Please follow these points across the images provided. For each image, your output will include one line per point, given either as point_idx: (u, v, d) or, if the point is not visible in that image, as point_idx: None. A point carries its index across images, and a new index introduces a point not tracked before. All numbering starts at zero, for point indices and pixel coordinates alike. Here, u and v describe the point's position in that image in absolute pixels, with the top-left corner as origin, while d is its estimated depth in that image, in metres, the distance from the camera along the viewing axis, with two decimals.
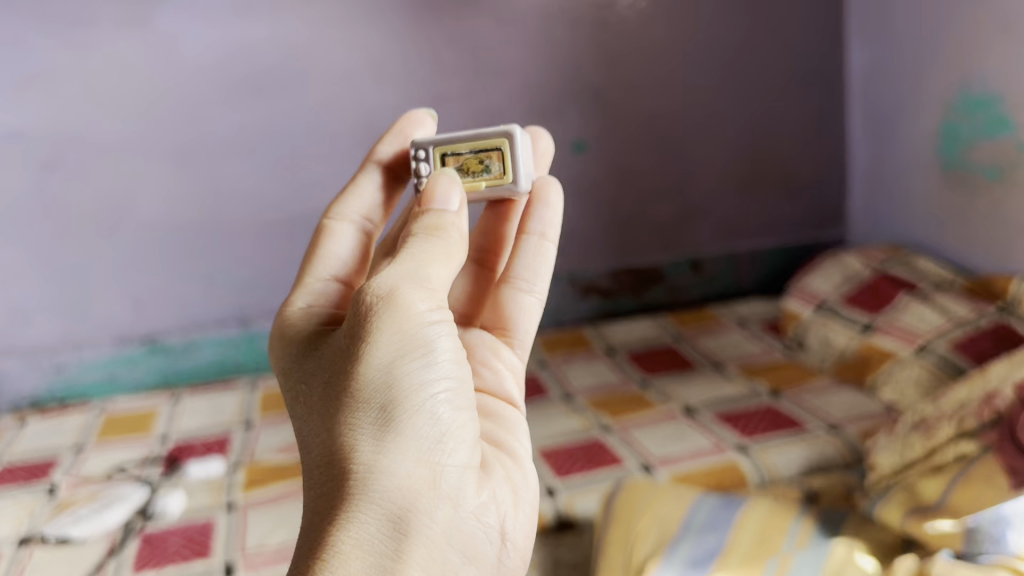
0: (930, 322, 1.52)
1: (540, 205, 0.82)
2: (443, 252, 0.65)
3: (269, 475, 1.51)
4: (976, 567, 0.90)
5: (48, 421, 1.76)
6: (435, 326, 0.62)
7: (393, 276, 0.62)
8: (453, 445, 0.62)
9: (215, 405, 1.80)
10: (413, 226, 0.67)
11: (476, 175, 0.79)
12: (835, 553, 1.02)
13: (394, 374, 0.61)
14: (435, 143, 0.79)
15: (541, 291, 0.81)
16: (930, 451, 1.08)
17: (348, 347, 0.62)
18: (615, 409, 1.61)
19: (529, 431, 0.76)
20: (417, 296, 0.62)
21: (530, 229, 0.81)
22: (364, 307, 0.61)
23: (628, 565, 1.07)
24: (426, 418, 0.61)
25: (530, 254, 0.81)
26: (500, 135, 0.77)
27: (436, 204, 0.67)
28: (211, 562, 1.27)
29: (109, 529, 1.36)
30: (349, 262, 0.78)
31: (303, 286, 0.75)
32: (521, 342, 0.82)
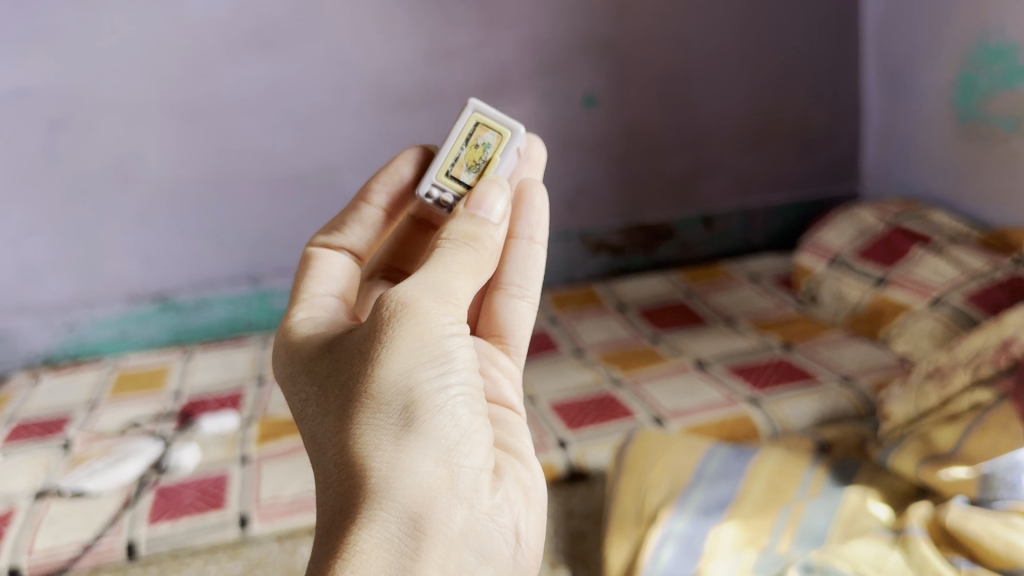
0: (943, 275, 1.50)
1: (526, 206, 0.78)
2: (473, 264, 0.65)
3: (282, 429, 1.52)
4: (991, 514, 0.89)
5: (62, 379, 1.78)
6: (455, 336, 0.61)
7: (415, 288, 0.61)
8: (472, 447, 0.60)
9: (227, 361, 1.81)
10: (447, 230, 0.67)
11: (486, 157, 0.79)
12: (849, 501, 1.02)
13: (415, 377, 0.59)
14: (434, 174, 0.79)
15: (533, 295, 0.78)
16: (946, 399, 1.08)
17: (364, 350, 0.60)
18: (626, 362, 1.61)
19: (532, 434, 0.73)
20: (437, 304, 0.61)
21: (519, 232, 0.78)
22: (385, 312, 0.60)
23: (640, 513, 1.07)
24: (445, 420, 0.59)
25: (521, 259, 0.78)
26: (469, 114, 0.79)
27: (479, 208, 0.68)
28: (226, 514, 1.28)
29: (124, 483, 1.37)
30: (341, 281, 0.76)
31: (302, 300, 0.73)
32: (517, 348, 0.79)
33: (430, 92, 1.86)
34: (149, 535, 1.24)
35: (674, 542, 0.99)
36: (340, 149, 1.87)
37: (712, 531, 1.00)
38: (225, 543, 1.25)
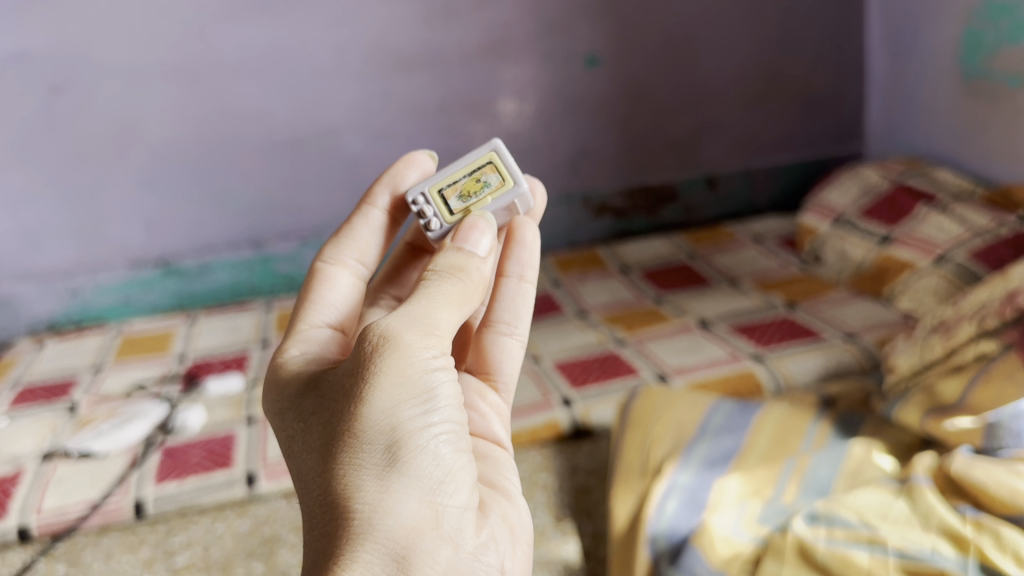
0: (947, 232, 1.50)
1: (517, 245, 0.77)
2: (458, 297, 0.61)
3: None
4: (996, 462, 0.89)
5: (66, 344, 1.79)
6: (439, 370, 0.57)
7: (398, 321, 0.57)
8: (456, 488, 0.57)
9: (231, 325, 1.82)
10: (433, 262, 0.64)
11: (480, 195, 0.78)
12: (854, 453, 1.02)
13: (398, 417, 0.55)
14: (429, 185, 0.78)
15: (522, 333, 0.78)
16: (950, 350, 1.08)
17: (349, 388, 0.57)
18: (630, 322, 1.62)
19: (517, 471, 0.71)
20: (420, 338, 0.57)
21: (508, 271, 0.77)
22: (368, 347, 0.56)
23: (645, 466, 1.08)
24: (429, 461, 0.56)
25: (509, 299, 0.77)
26: (487, 150, 0.78)
27: (465, 242, 0.65)
28: (233, 472, 1.29)
29: (130, 443, 1.38)
30: (341, 310, 0.74)
31: (296, 332, 0.70)
32: (506, 384, 0.78)
33: (431, 54, 1.85)
34: (156, 494, 1.26)
35: (679, 494, 1.00)
36: (340, 111, 1.86)
37: (716, 484, 1.01)
38: (233, 502, 1.26)
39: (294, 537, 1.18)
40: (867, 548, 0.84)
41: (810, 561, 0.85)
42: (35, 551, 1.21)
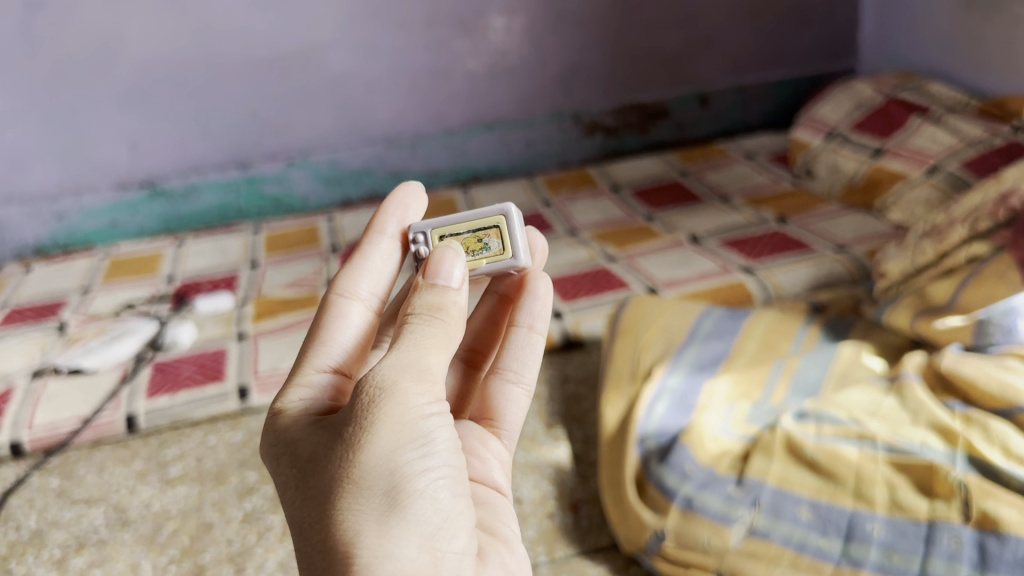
0: (941, 142, 1.48)
1: (528, 296, 0.72)
2: (443, 339, 0.53)
3: (277, 307, 1.52)
4: (986, 358, 0.89)
5: (54, 267, 1.78)
6: (436, 415, 0.51)
7: (392, 366, 0.50)
8: (455, 534, 0.51)
9: (219, 247, 1.81)
10: (410, 302, 0.55)
11: (475, 257, 0.67)
12: (844, 355, 1.03)
13: (396, 462, 0.49)
14: (432, 227, 0.66)
15: (530, 382, 0.71)
16: (942, 254, 1.07)
17: (342, 433, 0.50)
18: (621, 239, 1.61)
19: (518, 520, 0.62)
20: (417, 384, 0.50)
21: (519, 320, 0.72)
22: (363, 398, 0.49)
23: (635, 372, 1.08)
24: (429, 507, 0.49)
25: (518, 348, 0.72)
26: (496, 214, 0.66)
27: (438, 276, 0.55)
28: (225, 385, 1.29)
29: (120, 360, 1.38)
30: (350, 350, 0.61)
31: (297, 378, 0.58)
32: (509, 433, 0.70)
33: None
34: (147, 407, 1.26)
35: (669, 397, 1.01)
36: (325, 28, 1.81)
37: (705, 387, 1.01)
38: (225, 415, 1.26)
39: None
40: (856, 444, 0.85)
41: (798, 456, 0.86)
42: (28, 465, 1.21)
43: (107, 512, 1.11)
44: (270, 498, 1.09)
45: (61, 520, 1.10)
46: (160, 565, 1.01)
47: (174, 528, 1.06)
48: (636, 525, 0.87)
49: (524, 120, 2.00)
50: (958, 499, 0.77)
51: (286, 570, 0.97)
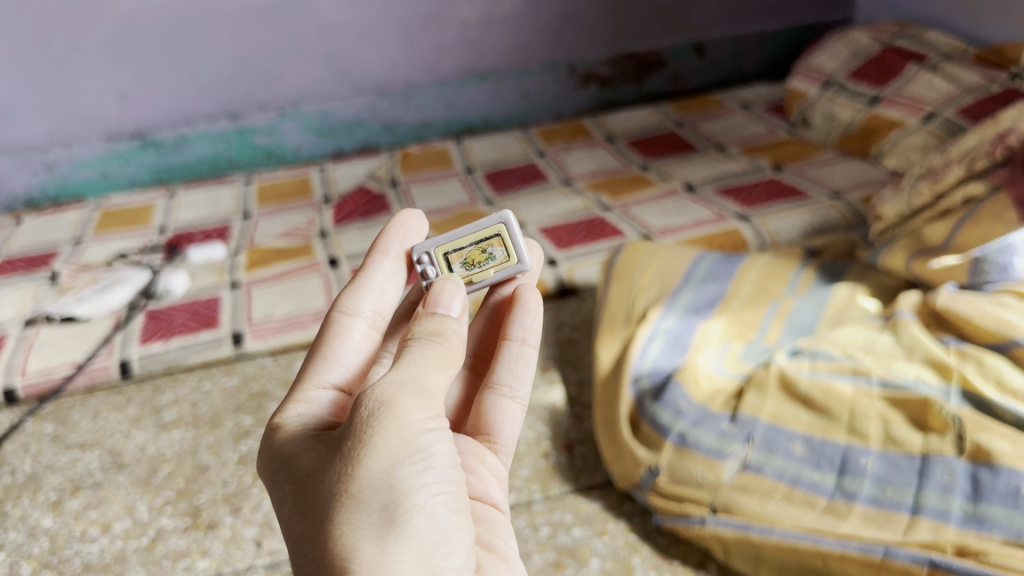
0: (937, 89, 1.47)
1: (519, 310, 0.70)
2: (442, 360, 0.53)
3: (270, 257, 1.51)
4: (981, 295, 0.89)
5: (45, 218, 1.77)
6: (434, 431, 0.51)
7: (390, 384, 0.50)
8: (453, 549, 0.50)
9: (211, 198, 1.80)
10: (410, 329, 0.56)
11: (482, 268, 0.69)
12: (839, 296, 1.03)
13: (395, 477, 0.48)
14: (435, 246, 0.69)
15: (524, 396, 0.70)
16: (938, 194, 1.07)
17: (340, 447, 0.49)
18: (616, 188, 1.60)
19: (515, 536, 0.62)
20: (415, 400, 0.50)
21: (511, 334, 0.70)
22: (362, 412, 0.49)
23: (630, 314, 1.08)
24: (426, 522, 0.49)
25: (512, 362, 0.70)
26: (496, 223, 0.69)
27: (438, 305, 0.57)
28: (219, 332, 1.29)
29: (113, 308, 1.38)
30: (351, 369, 0.61)
31: (298, 394, 0.58)
32: (505, 447, 0.69)
33: None
34: (141, 354, 1.26)
35: (663, 338, 1.01)
36: None
37: (700, 328, 1.02)
38: (219, 361, 1.26)
39: (283, 392, 1.19)
40: (851, 379, 0.86)
41: (792, 391, 0.87)
42: (22, 412, 1.21)
43: (102, 457, 1.11)
44: None
45: (56, 465, 1.10)
46: (156, 507, 1.01)
47: (169, 471, 1.06)
48: (631, 462, 0.88)
49: (517, 71, 1.99)
50: (951, 432, 0.78)
51: None
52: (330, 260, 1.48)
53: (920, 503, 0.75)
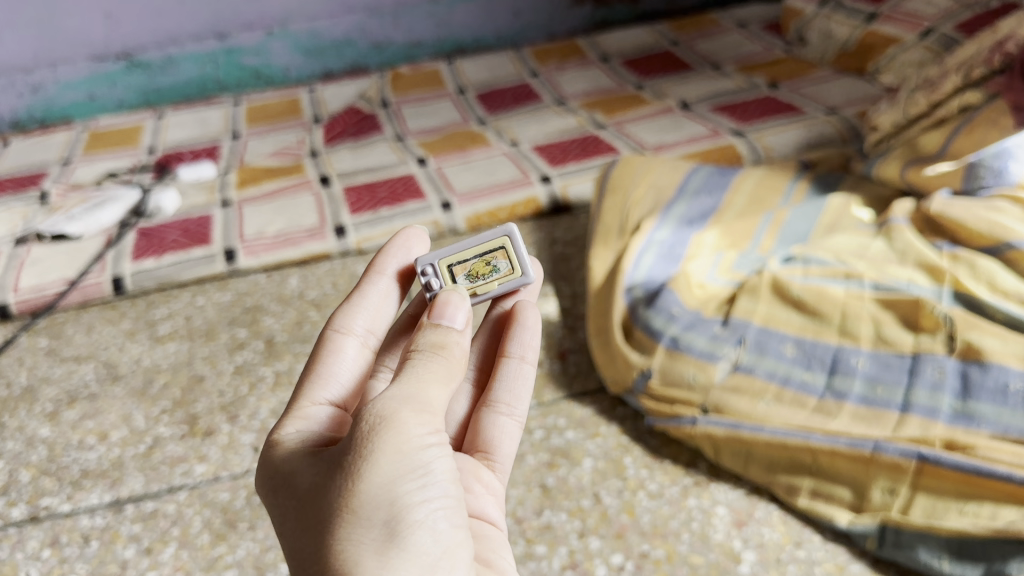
0: (936, 6, 1.45)
1: (518, 326, 0.70)
2: (443, 375, 0.51)
3: (261, 175, 1.50)
4: (975, 201, 0.89)
5: (32, 141, 1.75)
6: (435, 446, 0.48)
7: (391, 399, 0.48)
8: (455, 564, 0.48)
9: (200, 119, 1.78)
10: (412, 343, 0.53)
11: (487, 280, 0.67)
12: (833, 205, 1.03)
13: (395, 492, 0.46)
14: (439, 258, 0.66)
15: (522, 415, 0.69)
16: (935, 104, 1.06)
17: (340, 462, 0.47)
18: (611, 106, 1.59)
19: (511, 552, 0.59)
20: (416, 415, 0.48)
21: (508, 351, 0.70)
22: (363, 427, 0.47)
23: (624, 227, 1.07)
24: (427, 537, 0.47)
25: (509, 381, 0.69)
26: (500, 236, 0.67)
27: (443, 317, 0.55)
28: (211, 249, 1.29)
29: (104, 226, 1.37)
30: (346, 387, 0.61)
31: (295, 411, 0.57)
32: (502, 466, 0.67)
33: None
34: (134, 270, 1.25)
35: (656, 250, 1.00)
36: None
37: (693, 239, 1.01)
38: (213, 277, 1.26)
39: (277, 306, 1.19)
40: (844, 283, 0.86)
41: (785, 296, 0.87)
42: (16, 327, 1.21)
43: (97, 369, 1.11)
44: (260, 352, 1.10)
45: (52, 377, 1.10)
46: (153, 415, 1.02)
47: (165, 382, 1.07)
48: (624, 366, 0.89)
49: None
50: (942, 332, 0.79)
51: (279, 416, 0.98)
52: (321, 178, 1.47)
53: (910, 400, 0.76)
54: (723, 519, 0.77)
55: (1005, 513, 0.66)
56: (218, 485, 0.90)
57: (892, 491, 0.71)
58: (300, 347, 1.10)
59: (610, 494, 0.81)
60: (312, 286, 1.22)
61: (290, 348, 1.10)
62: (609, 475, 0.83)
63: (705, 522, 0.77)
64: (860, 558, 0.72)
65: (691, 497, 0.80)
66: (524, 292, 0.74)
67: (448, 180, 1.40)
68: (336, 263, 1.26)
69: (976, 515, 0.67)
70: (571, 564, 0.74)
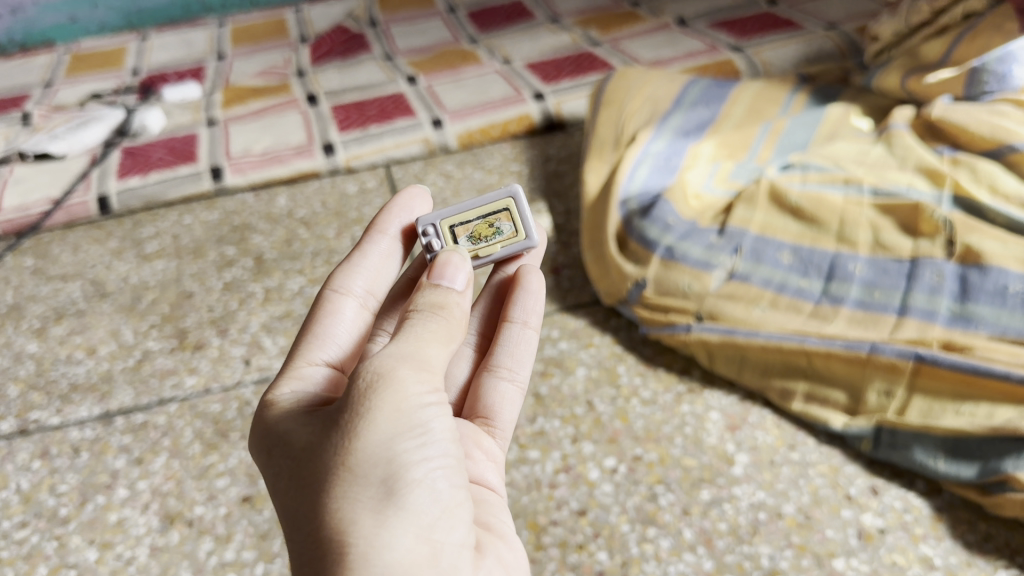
0: None
1: (521, 290, 0.66)
2: (444, 335, 0.47)
3: (247, 94, 1.47)
4: (978, 106, 0.87)
5: (13, 64, 1.70)
6: (434, 406, 0.44)
7: (388, 356, 0.44)
8: (452, 526, 0.44)
9: (185, 40, 1.73)
10: (409, 304, 0.49)
11: (488, 243, 0.62)
12: (832, 115, 1.01)
13: (394, 449, 0.42)
14: (441, 217, 0.61)
15: (523, 380, 0.65)
16: (937, 12, 1.03)
17: (337, 421, 0.43)
18: (606, 24, 1.55)
19: (511, 518, 0.54)
20: (415, 373, 0.44)
21: (511, 315, 0.66)
22: (359, 384, 0.43)
23: (618, 139, 1.05)
24: (426, 498, 0.43)
25: (512, 346, 0.65)
26: (504, 198, 0.61)
27: (442, 277, 0.50)
28: (197, 167, 1.26)
29: (88, 146, 1.34)
30: (344, 346, 0.58)
31: (289, 371, 0.53)
32: (503, 432, 0.63)
33: None
34: (119, 189, 1.23)
35: (651, 161, 0.98)
36: None
37: (689, 150, 0.99)
38: (200, 195, 1.24)
39: (266, 225, 1.17)
40: (842, 189, 0.85)
41: (782, 203, 0.86)
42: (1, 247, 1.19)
43: (84, 287, 1.09)
44: (250, 270, 1.08)
45: (38, 295, 1.09)
46: (141, 331, 1.00)
47: (153, 298, 1.06)
48: (618, 277, 0.87)
49: None
50: (942, 237, 0.77)
51: (269, 331, 0.97)
52: (309, 97, 1.44)
53: (907, 304, 0.75)
54: (717, 424, 0.76)
55: (1002, 412, 0.65)
56: (209, 397, 0.89)
57: (889, 393, 0.70)
58: (290, 264, 1.08)
59: (603, 401, 0.80)
60: (301, 205, 1.19)
61: (279, 265, 1.08)
62: (603, 383, 0.82)
63: (698, 427, 0.76)
64: (855, 460, 0.72)
65: (685, 404, 0.79)
66: (529, 256, 0.68)
67: (438, 98, 1.37)
68: (325, 182, 1.24)
69: (973, 416, 0.66)
70: (564, 468, 0.73)
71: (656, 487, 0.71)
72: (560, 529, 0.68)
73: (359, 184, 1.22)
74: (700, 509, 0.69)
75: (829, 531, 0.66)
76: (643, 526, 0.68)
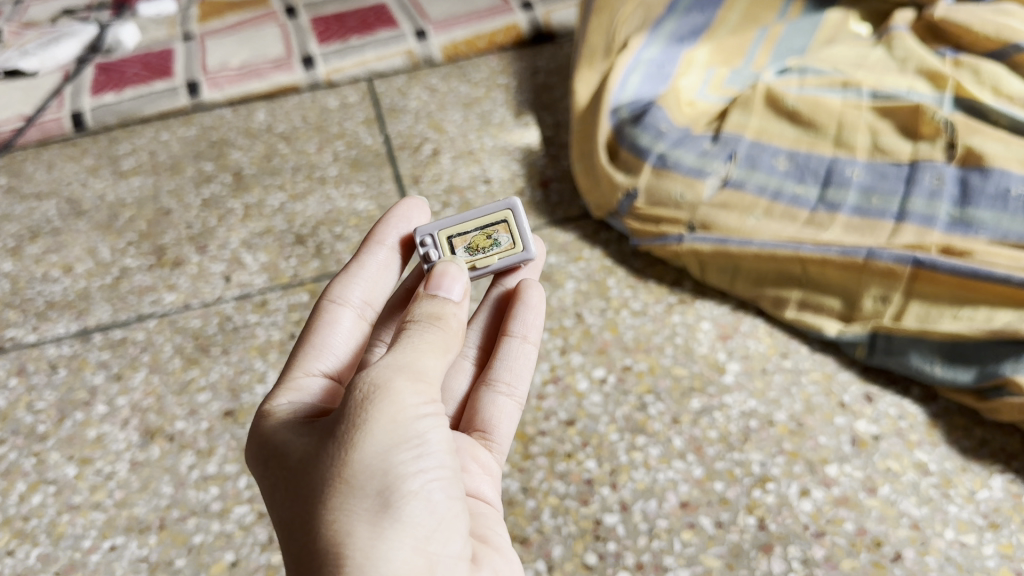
0: None
1: (521, 304, 0.61)
2: (442, 344, 0.44)
3: (223, 9, 1.42)
4: (981, 6, 0.85)
5: None
6: (432, 417, 0.42)
7: (385, 366, 0.42)
8: (448, 537, 0.42)
9: None
10: (407, 314, 0.46)
11: (485, 255, 0.58)
12: (830, 21, 0.98)
13: (390, 461, 0.40)
14: (438, 228, 0.58)
15: (522, 395, 0.60)
16: None
17: (333, 431, 0.41)
18: None
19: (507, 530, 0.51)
20: (412, 384, 0.41)
21: (511, 329, 0.61)
22: (357, 395, 0.41)
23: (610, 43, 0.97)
24: (423, 509, 0.41)
25: (510, 360, 0.60)
26: (502, 209, 0.58)
27: (439, 288, 0.47)
28: (173, 82, 1.22)
29: (59, 64, 1.29)
30: (342, 357, 0.54)
31: (284, 382, 0.50)
32: (501, 446, 0.57)
33: None
34: (93, 105, 1.19)
35: (644, 69, 0.93)
36: None
37: (683, 57, 0.96)
38: (176, 111, 1.20)
39: (245, 141, 1.13)
40: (841, 93, 0.82)
41: (780, 108, 0.83)
42: None
43: (60, 205, 1.06)
44: (229, 186, 1.05)
45: (13, 215, 1.05)
46: (118, 248, 0.98)
47: (130, 216, 1.02)
48: (608, 188, 0.84)
49: None
50: (942, 140, 0.75)
51: (249, 247, 0.95)
52: (287, 9, 1.39)
53: (906, 209, 0.72)
54: (708, 334, 0.75)
55: (1001, 316, 0.64)
56: (188, 313, 0.87)
57: (885, 298, 0.68)
58: (270, 179, 1.05)
59: (593, 313, 0.78)
60: (281, 120, 1.16)
61: (259, 181, 1.05)
62: (592, 295, 0.80)
63: (689, 337, 0.75)
64: (849, 367, 0.71)
65: (676, 314, 0.77)
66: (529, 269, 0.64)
67: (422, 8, 1.32)
68: (305, 96, 1.20)
69: (971, 320, 0.65)
70: (552, 379, 0.71)
71: (646, 397, 0.69)
72: (548, 439, 0.66)
73: (340, 99, 1.18)
74: (690, 417, 0.67)
75: (822, 438, 0.65)
76: (633, 435, 0.66)
